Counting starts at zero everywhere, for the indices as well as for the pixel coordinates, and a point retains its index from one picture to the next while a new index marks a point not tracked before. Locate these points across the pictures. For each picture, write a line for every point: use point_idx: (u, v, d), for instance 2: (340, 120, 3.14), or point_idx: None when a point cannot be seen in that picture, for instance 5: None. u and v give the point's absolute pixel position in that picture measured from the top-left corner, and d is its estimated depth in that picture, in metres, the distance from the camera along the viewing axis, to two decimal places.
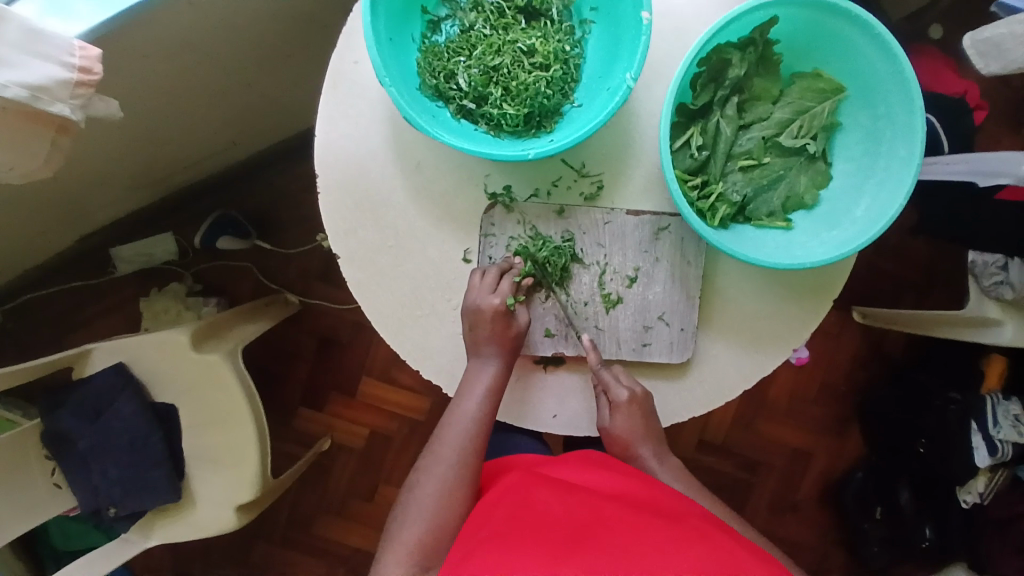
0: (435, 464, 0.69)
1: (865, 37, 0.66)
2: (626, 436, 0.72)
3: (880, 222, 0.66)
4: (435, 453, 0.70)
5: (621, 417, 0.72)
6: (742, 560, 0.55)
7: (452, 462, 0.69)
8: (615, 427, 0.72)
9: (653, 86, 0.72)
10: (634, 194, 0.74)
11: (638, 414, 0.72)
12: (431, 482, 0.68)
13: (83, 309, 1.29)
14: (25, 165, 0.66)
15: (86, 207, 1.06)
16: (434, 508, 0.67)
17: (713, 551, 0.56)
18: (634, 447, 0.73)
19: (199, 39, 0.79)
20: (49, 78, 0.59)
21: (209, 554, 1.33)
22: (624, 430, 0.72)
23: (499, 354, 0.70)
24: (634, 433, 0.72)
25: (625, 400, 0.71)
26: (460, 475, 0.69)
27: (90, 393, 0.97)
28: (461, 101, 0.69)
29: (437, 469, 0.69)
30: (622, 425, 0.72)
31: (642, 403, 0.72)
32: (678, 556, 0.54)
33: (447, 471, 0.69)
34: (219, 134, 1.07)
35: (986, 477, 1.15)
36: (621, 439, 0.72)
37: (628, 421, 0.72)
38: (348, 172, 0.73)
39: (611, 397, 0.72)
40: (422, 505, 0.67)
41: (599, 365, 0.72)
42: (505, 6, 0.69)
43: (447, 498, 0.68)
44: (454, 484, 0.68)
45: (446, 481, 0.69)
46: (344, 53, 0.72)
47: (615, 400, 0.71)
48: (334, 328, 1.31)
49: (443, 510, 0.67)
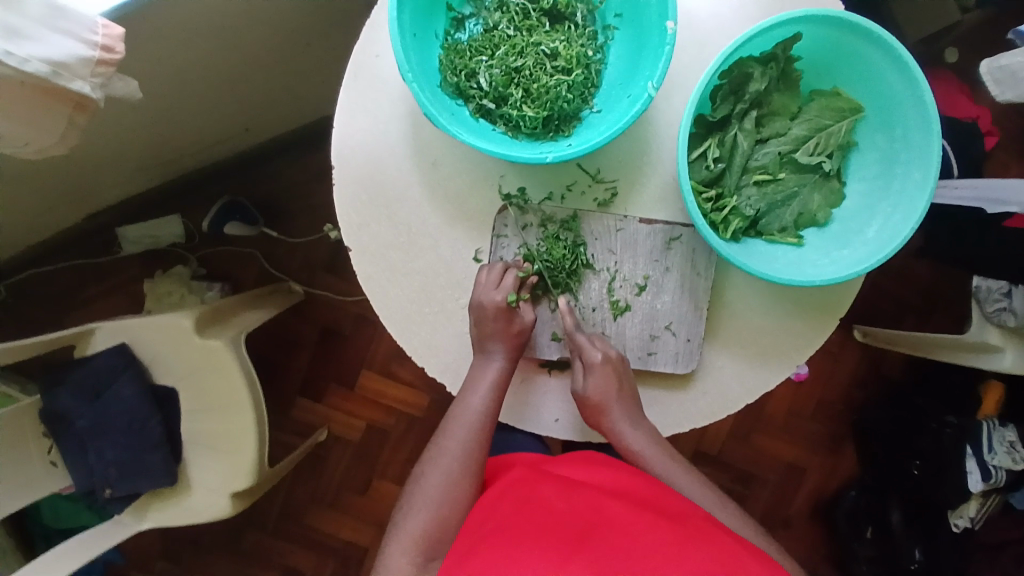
0: (440, 457, 0.70)
1: (887, 58, 0.66)
2: (600, 399, 0.71)
3: (892, 244, 0.66)
4: (439, 446, 0.71)
5: (595, 378, 0.70)
6: (744, 561, 0.55)
7: (456, 457, 0.70)
8: (588, 390, 0.71)
9: (673, 96, 0.73)
10: (648, 203, 0.74)
11: (612, 376, 0.70)
12: (435, 474, 0.69)
13: (86, 287, 1.29)
14: (43, 140, 0.66)
15: (94, 185, 1.05)
16: (438, 500, 0.67)
17: (715, 552, 0.55)
18: (609, 409, 0.71)
19: (222, 25, 0.79)
20: (72, 55, 0.59)
21: (200, 540, 1.33)
22: (599, 393, 0.70)
23: (506, 352, 0.71)
24: (608, 396, 0.71)
25: (600, 363, 0.70)
26: (463, 469, 0.69)
27: (91, 372, 0.97)
28: (481, 100, 0.68)
29: (441, 463, 0.69)
30: (597, 388, 0.70)
31: (617, 365, 0.71)
32: (679, 555, 0.54)
33: (451, 464, 0.69)
34: (232, 118, 1.06)
35: (978, 502, 1.13)
36: (595, 402, 0.71)
37: (603, 383, 0.70)
38: (365, 166, 0.73)
39: (585, 361, 0.70)
40: (426, 497, 0.67)
41: (574, 330, 0.71)
42: (530, 8, 0.69)
43: (450, 492, 0.68)
44: (457, 478, 0.69)
45: (449, 475, 0.69)
46: (366, 46, 0.72)
47: (589, 362, 0.70)
48: (337, 320, 1.31)
49: (447, 503, 0.67)
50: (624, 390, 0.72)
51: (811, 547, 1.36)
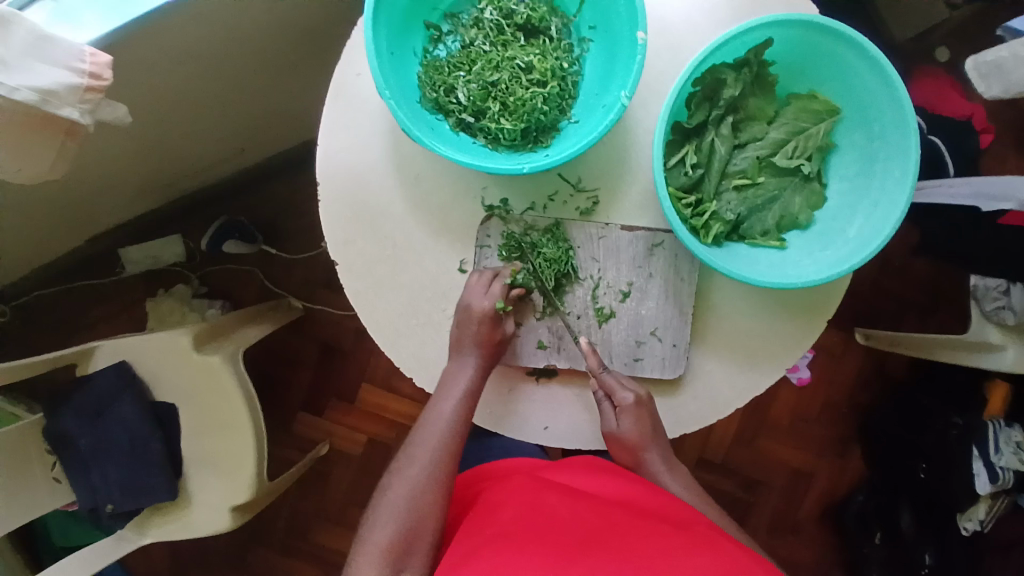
0: (408, 468, 0.69)
1: (859, 59, 0.66)
2: (637, 440, 0.72)
3: (873, 244, 0.66)
4: (408, 456, 0.70)
5: (628, 421, 0.72)
6: (750, 568, 0.55)
7: (425, 466, 0.69)
8: (623, 432, 0.72)
9: (650, 104, 0.73)
10: (630, 210, 0.75)
11: (645, 418, 0.72)
12: (401, 484, 0.68)
13: (91, 307, 1.31)
14: (36, 166, 0.68)
15: (97, 207, 1.07)
16: (404, 509, 0.66)
17: (720, 556, 0.56)
18: (644, 451, 0.73)
19: (211, 48, 0.81)
20: (60, 83, 0.61)
21: (207, 556, 1.34)
22: (633, 434, 0.72)
23: (481, 352, 0.71)
24: (643, 437, 0.72)
25: (632, 404, 0.71)
26: (431, 479, 0.68)
27: (92, 393, 0.99)
28: (460, 114, 0.70)
29: (410, 472, 0.69)
30: (631, 429, 0.72)
31: (648, 407, 0.73)
32: (684, 563, 0.54)
33: (418, 474, 0.68)
34: (229, 138, 1.08)
35: (987, 504, 1.12)
36: (630, 442, 0.72)
37: (636, 423, 0.72)
38: (349, 182, 0.74)
39: (615, 401, 0.72)
40: (392, 508, 0.66)
41: (601, 370, 0.72)
42: (504, 23, 0.71)
43: (417, 501, 0.66)
44: (425, 486, 0.67)
45: (416, 485, 0.68)
46: (347, 66, 0.74)
47: (620, 403, 0.72)
48: (336, 335, 1.33)
49: (414, 512, 0.66)
50: (657, 431, 0.74)
51: (821, 554, 1.34)
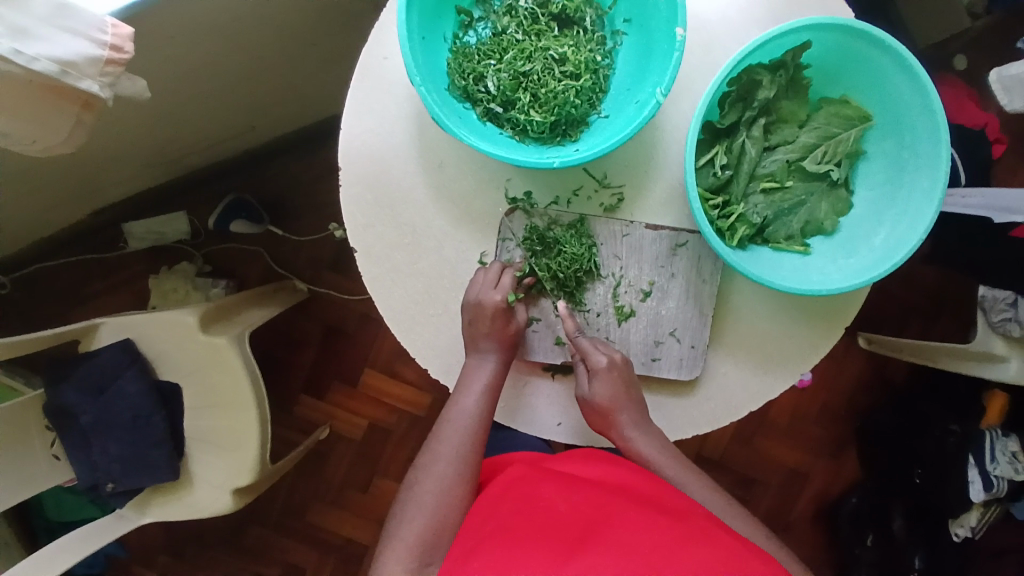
0: (434, 464, 0.69)
1: (896, 66, 0.65)
2: (608, 404, 0.70)
3: (899, 254, 0.66)
4: (432, 452, 0.70)
5: (601, 384, 0.70)
6: (747, 561, 0.55)
7: (451, 461, 0.69)
8: (595, 395, 0.70)
9: (681, 101, 0.72)
10: (655, 208, 0.74)
11: (618, 380, 0.70)
12: (430, 480, 0.67)
13: (91, 282, 1.29)
14: (50, 139, 0.66)
15: (99, 180, 1.05)
16: (433, 506, 0.66)
17: (714, 548, 0.56)
18: (616, 414, 0.71)
19: (229, 22, 0.79)
20: (79, 54, 0.59)
21: (202, 535, 1.33)
22: (606, 397, 0.70)
23: (498, 348, 0.70)
24: (616, 400, 0.70)
25: (604, 366, 0.70)
26: (458, 474, 0.68)
27: (94, 369, 0.97)
28: (488, 104, 0.68)
29: (436, 467, 0.68)
30: (603, 393, 0.70)
31: (622, 370, 0.71)
32: (677, 552, 0.54)
33: (445, 470, 0.68)
34: (237, 117, 1.06)
35: (979, 511, 1.10)
36: (603, 407, 0.71)
37: (609, 388, 0.70)
38: (371, 167, 0.73)
39: (589, 364, 0.70)
40: (421, 503, 0.66)
41: (576, 333, 0.71)
42: (539, 12, 0.69)
43: (445, 497, 0.67)
44: (454, 483, 0.68)
45: (444, 480, 0.68)
46: (374, 48, 0.72)
47: (593, 366, 0.70)
48: (341, 318, 1.32)
49: (444, 509, 0.66)
50: (631, 394, 0.71)
51: (812, 552, 1.36)
